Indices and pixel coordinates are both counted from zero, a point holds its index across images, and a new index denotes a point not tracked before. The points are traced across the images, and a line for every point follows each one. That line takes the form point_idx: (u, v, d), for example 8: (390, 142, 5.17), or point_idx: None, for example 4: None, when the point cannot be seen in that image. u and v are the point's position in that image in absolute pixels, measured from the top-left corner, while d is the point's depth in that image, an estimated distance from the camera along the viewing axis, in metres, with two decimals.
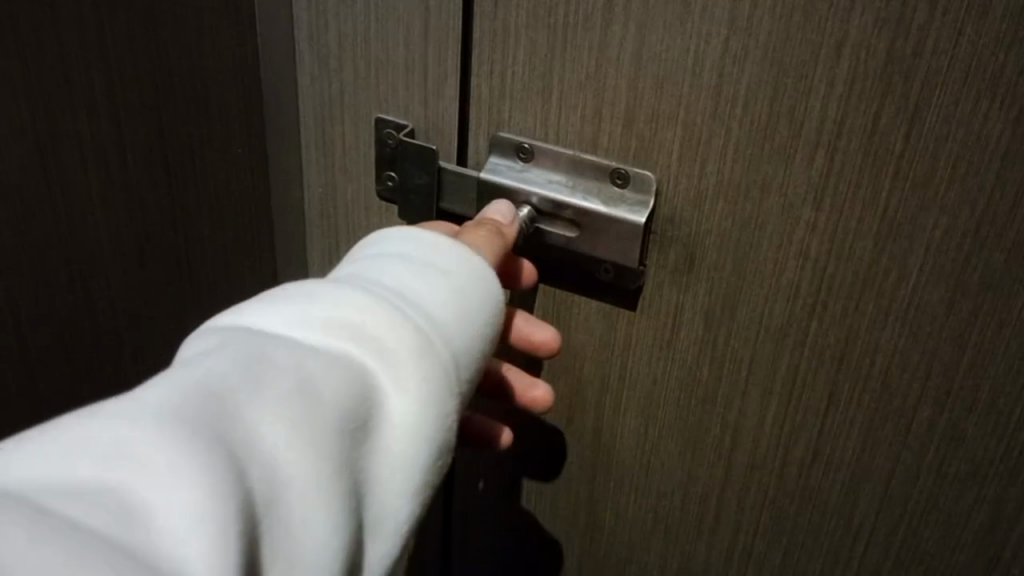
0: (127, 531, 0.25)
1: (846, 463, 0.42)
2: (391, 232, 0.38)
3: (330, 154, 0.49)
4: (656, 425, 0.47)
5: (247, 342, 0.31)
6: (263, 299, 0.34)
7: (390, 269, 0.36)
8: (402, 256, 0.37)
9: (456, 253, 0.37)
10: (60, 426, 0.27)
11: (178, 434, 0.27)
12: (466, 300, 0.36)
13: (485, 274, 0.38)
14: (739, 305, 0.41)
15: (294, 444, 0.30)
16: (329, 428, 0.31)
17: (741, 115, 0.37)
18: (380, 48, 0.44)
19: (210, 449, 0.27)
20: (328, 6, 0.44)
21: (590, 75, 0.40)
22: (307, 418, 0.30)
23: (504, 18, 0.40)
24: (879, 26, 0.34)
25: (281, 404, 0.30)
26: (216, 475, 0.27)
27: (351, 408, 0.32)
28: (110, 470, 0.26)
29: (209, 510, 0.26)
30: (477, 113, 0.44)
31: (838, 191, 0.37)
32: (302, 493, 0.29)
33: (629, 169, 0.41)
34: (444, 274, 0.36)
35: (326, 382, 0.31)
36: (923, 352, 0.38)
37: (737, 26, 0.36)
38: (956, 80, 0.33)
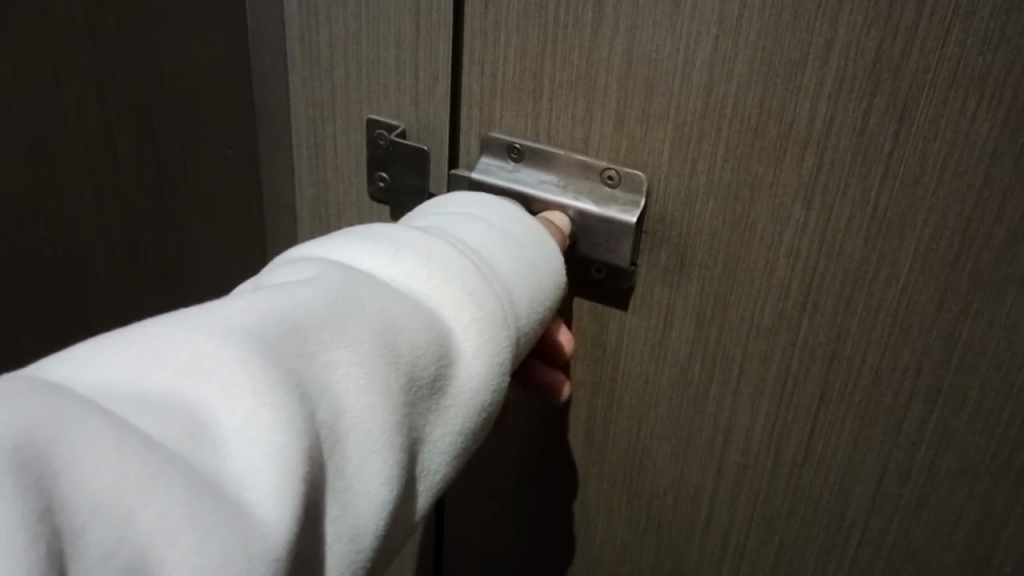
0: (193, 452, 0.26)
1: (838, 463, 0.42)
2: (466, 197, 0.40)
3: (321, 155, 0.49)
4: (648, 425, 0.47)
5: (337, 276, 0.32)
6: (351, 237, 0.35)
7: (470, 231, 0.37)
8: (478, 220, 0.38)
9: (529, 229, 0.39)
10: (155, 328, 0.28)
11: (268, 360, 0.28)
12: (526, 270, 0.37)
13: (557, 252, 0.39)
14: (730, 304, 0.41)
15: (370, 386, 0.30)
16: (400, 373, 0.31)
17: (731, 115, 0.38)
18: (371, 48, 0.44)
19: (293, 381, 0.28)
20: (320, 5, 0.45)
21: (581, 75, 0.40)
22: (378, 366, 0.30)
23: (495, 19, 0.41)
24: (867, 26, 0.34)
25: (365, 342, 0.30)
26: (293, 407, 0.27)
27: (420, 359, 0.32)
28: (190, 384, 0.26)
29: (283, 441, 0.27)
30: (468, 114, 0.44)
31: (827, 189, 0.37)
32: (367, 438, 0.30)
33: (620, 169, 0.41)
34: (517, 246, 0.37)
35: (402, 331, 0.32)
36: (913, 350, 0.38)
37: (726, 26, 0.36)
38: (944, 79, 0.34)
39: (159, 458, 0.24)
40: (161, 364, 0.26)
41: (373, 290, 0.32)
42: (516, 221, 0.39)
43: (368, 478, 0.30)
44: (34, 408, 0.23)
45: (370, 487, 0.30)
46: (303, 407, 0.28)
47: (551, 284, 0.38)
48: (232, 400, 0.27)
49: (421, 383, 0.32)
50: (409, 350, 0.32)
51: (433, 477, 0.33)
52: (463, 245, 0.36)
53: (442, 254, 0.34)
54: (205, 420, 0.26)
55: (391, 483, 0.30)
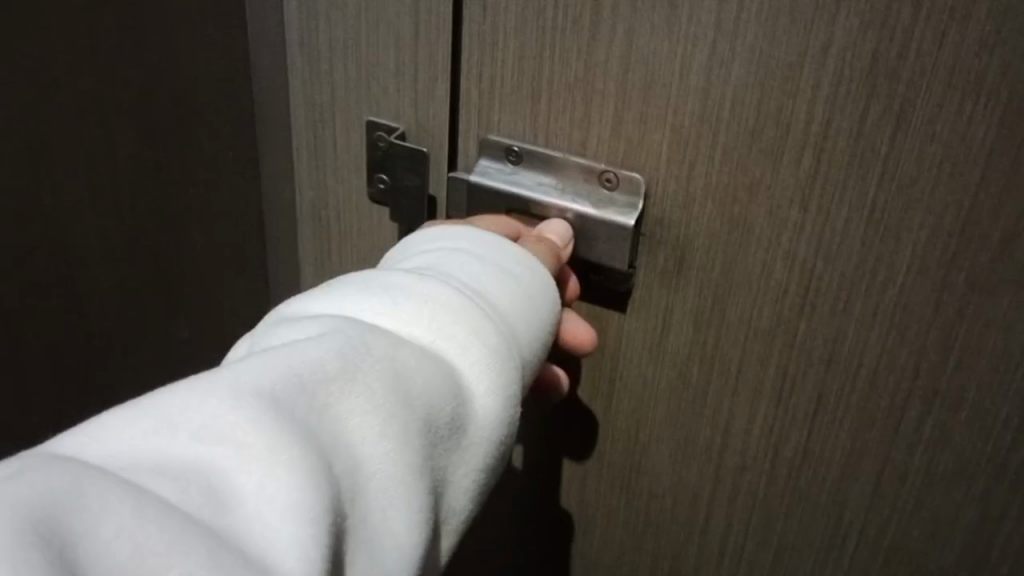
0: (216, 515, 0.26)
1: (835, 465, 0.42)
2: (455, 226, 0.39)
3: (322, 158, 0.49)
4: (645, 428, 0.46)
5: (340, 326, 0.32)
6: (344, 287, 0.34)
7: (465, 266, 0.36)
8: (475, 251, 0.38)
9: (523, 255, 0.38)
10: (161, 398, 0.27)
11: (279, 419, 0.27)
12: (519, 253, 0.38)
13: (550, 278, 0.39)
14: (728, 306, 0.41)
15: (384, 437, 0.30)
16: (417, 419, 0.31)
17: (729, 117, 0.38)
18: (370, 52, 0.44)
19: (306, 438, 0.28)
20: (319, 9, 0.44)
21: (579, 78, 0.40)
22: (393, 412, 0.30)
23: (493, 22, 0.41)
24: (863, 29, 0.35)
25: (374, 392, 0.30)
26: (309, 463, 0.27)
27: (435, 403, 0.32)
28: (206, 449, 0.26)
29: (304, 497, 0.26)
30: (467, 116, 0.44)
31: (824, 192, 0.37)
32: (388, 485, 0.29)
33: (618, 172, 0.41)
34: (515, 274, 0.37)
35: (412, 375, 0.31)
36: (910, 352, 0.38)
37: (724, 29, 0.37)
38: (940, 81, 0.34)
39: (187, 528, 0.24)
40: (173, 431, 0.26)
41: (377, 341, 0.32)
42: (510, 248, 0.38)
43: (394, 525, 0.29)
44: (50, 492, 0.23)
45: (396, 535, 0.30)
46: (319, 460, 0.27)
47: (549, 308, 0.38)
48: (250, 460, 0.26)
49: (439, 428, 0.32)
50: (421, 395, 0.31)
51: (455, 517, 0.33)
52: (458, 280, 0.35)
53: (443, 291, 0.34)
54: (222, 483, 0.26)
55: (417, 530, 0.30)
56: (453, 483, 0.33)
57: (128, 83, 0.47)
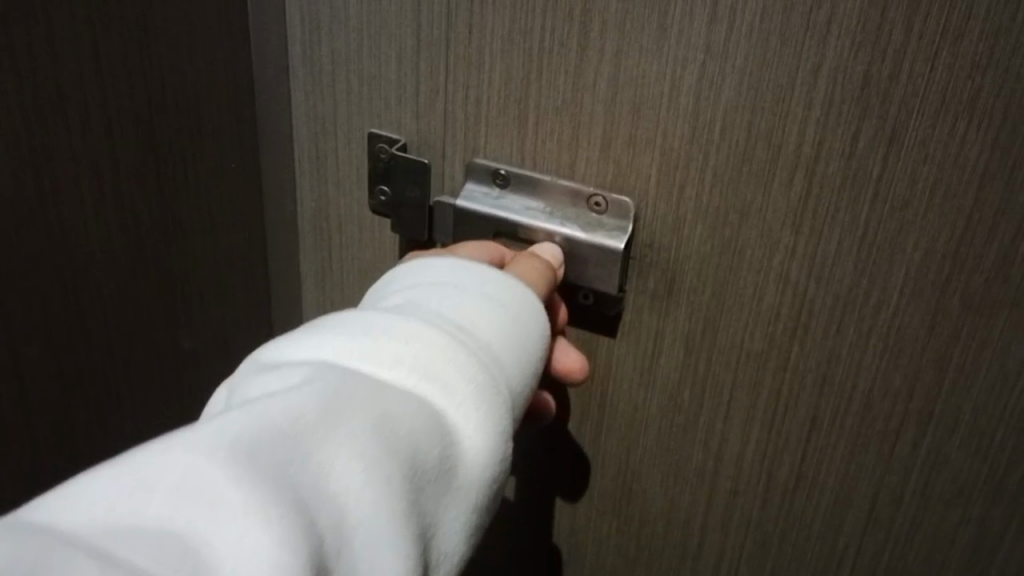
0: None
1: (830, 489, 0.42)
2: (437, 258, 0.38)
3: (323, 170, 0.48)
4: (636, 452, 0.46)
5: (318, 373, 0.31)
6: (318, 330, 0.33)
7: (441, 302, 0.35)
8: (457, 284, 0.37)
9: (502, 283, 0.37)
10: (133, 461, 0.26)
11: (255, 476, 0.26)
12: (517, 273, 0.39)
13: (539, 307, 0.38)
14: (719, 330, 0.41)
15: (371, 484, 0.29)
16: (401, 465, 0.30)
17: (719, 139, 0.38)
18: (372, 65, 0.43)
19: (284, 494, 0.27)
20: (322, 21, 0.44)
21: (568, 100, 0.40)
22: (376, 460, 0.29)
23: (479, 44, 0.40)
24: (855, 50, 0.34)
25: (355, 440, 0.29)
26: (287, 521, 0.26)
27: (420, 446, 0.31)
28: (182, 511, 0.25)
29: (285, 557, 0.25)
30: (452, 139, 0.43)
31: (817, 214, 0.37)
32: (375, 534, 0.28)
33: (607, 195, 0.41)
34: (498, 306, 0.36)
35: (395, 419, 0.30)
36: (905, 374, 0.38)
37: (714, 51, 0.36)
38: (933, 103, 0.34)
39: None
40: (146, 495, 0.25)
41: (358, 387, 0.30)
42: (487, 277, 0.37)
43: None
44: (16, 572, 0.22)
45: None
46: (299, 516, 0.26)
47: (535, 335, 0.37)
48: (227, 519, 0.25)
49: (425, 472, 0.31)
50: (405, 439, 0.30)
51: (449, 561, 0.32)
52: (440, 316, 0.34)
53: (424, 329, 0.33)
54: (202, 544, 0.25)
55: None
56: (446, 526, 0.32)
57: (144, 95, 0.43)
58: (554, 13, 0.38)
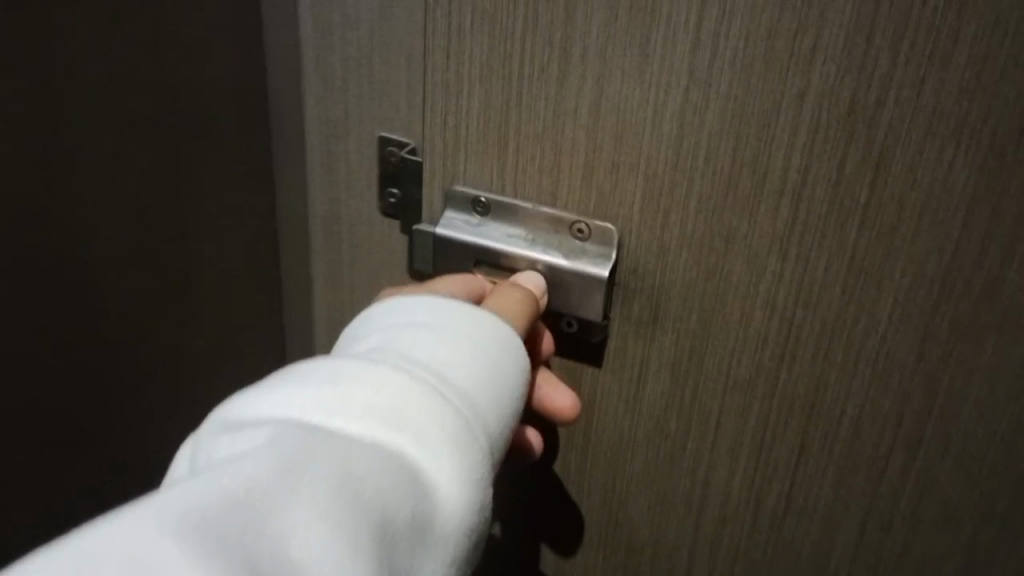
0: None
1: (819, 515, 0.41)
2: (405, 300, 0.37)
3: (335, 174, 0.46)
4: (622, 480, 0.45)
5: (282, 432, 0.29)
6: (283, 381, 0.32)
7: (411, 347, 0.34)
8: (427, 327, 0.35)
9: (475, 326, 0.36)
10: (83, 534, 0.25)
11: (210, 550, 0.25)
12: (492, 305, 0.39)
13: (509, 349, 0.37)
14: (705, 356, 0.40)
15: (340, 549, 0.27)
16: (368, 524, 0.28)
17: (703, 166, 0.37)
18: (383, 71, 0.42)
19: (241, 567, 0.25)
20: (334, 23, 0.42)
21: (549, 127, 0.39)
22: (341, 521, 0.28)
23: (457, 70, 0.40)
24: (841, 75, 0.34)
25: (319, 502, 0.28)
26: None
27: (389, 504, 0.29)
28: None
29: None
30: (431, 166, 0.43)
31: (803, 240, 0.37)
32: None
33: (590, 222, 0.40)
34: (467, 351, 0.35)
35: (362, 476, 0.29)
36: (894, 399, 0.38)
37: (697, 76, 0.36)
38: (919, 127, 0.34)
39: None
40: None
41: (324, 445, 0.29)
42: (460, 319, 0.36)
43: None
44: None
45: None
46: None
47: (510, 377, 0.36)
48: None
49: (395, 530, 0.29)
50: (372, 498, 0.29)
51: None
52: (408, 363, 0.33)
53: (391, 379, 0.32)
54: None
55: None
56: None
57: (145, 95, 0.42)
58: (534, 39, 0.38)
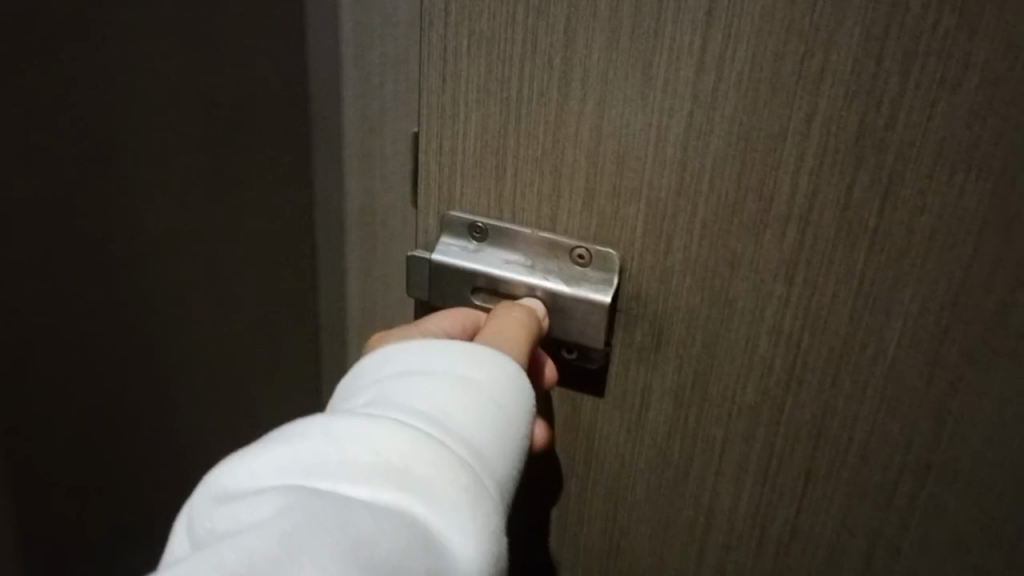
0: None
1: (825, 542, 0.41)
2: (402, 344, 0.36)
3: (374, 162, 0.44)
4: (624, 509, 0.44)
5: (287, 502, 0.29)
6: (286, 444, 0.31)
7: (414, 396, 0.34)
8: (425, 372, 0.35)
9: (479, 366, 0.35)
10: None
11: None
12: (495, 330, 0.37)
13: (513, 385, 0.36)
14: (709, 382, 0.40)
15: None
16: None
17: (708, 190, 0.37)
18: None
19: None
20: None
21: (548, 151, 0.38)
22: None
23: (455, 94, 0.39)
24: (849, 99, 0.33)
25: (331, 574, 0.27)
26: None
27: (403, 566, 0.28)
28: None
29: None
30: (426, 192, 0.42)
31: (810, 265, 0.36)
32: None
33: (591, 247, 0.39)
34: (468, 393, 0.34)
35: (373, 541, 0.28)
36: (902, 426, 0.37)
37: (702, 100, 0.35)
38: (929, 152, 0.33)
39: None
40: None
41: (330, 509, 0.29)
42: (461, 362, 0.35)
43: None
44: None
45: None
46: None
47: (517, 417, 0.35)
48: None
49: None
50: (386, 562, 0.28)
51: None
52: (410, 413, 0.32)
53: (394, 434, 0.31)
54: None
55: None
56: None
57: None
58: (533, 63, 0.37)
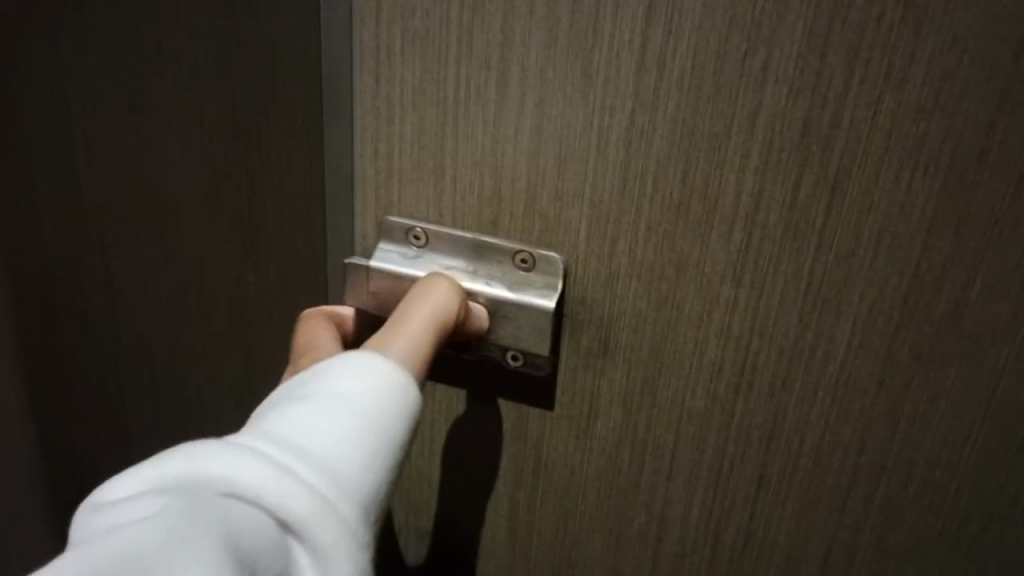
0: None
1: (781, 543, 0.41)
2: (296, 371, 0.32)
3: (370, 141, 0.39)
4: (576, 518, 0.44)
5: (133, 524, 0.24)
6: (151, 464, 0.27)
7: (300, 417, 0.29)
8: (302, 391, 0.30)
9: (376, 376, 0.31)
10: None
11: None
12: (391, 318, 0.35)
13: (397, 392, 0.31)
14: (660, 389, 0.39)
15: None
16: None
17: (652, 191, 0.35)
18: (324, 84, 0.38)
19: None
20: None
21: (488, 153, 0.37)
22: None
23: (389, 95, 0.37)
24: (793, 95, 0.32)
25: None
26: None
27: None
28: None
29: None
30: (364, 195, 0.40)
31: (758, 267, 0.35)
32: None
33: (533, 251, 0.38)
34: (347, 401, 0.30)
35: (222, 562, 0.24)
36: (855, 428, 0.37)
37: (643, 99, 0.34)
38: (876, 150, 0.32)
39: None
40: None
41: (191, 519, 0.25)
42: (355, 371, 0.31)
43: None
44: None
45: None
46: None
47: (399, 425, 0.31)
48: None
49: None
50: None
51: None
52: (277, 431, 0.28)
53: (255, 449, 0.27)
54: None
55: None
56: None
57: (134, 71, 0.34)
58: (469, 62, 0.35)
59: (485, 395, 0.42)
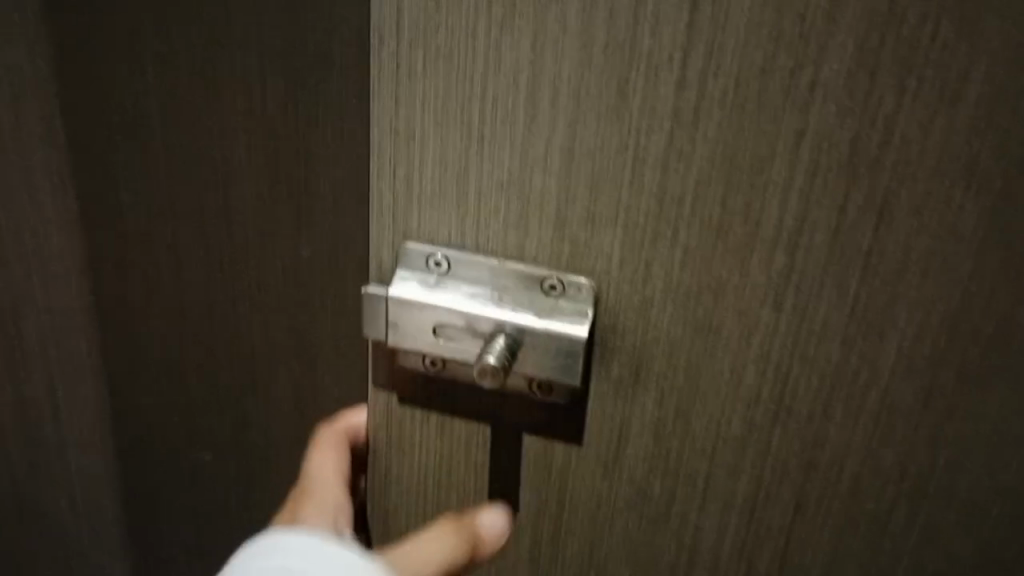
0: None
1: (817, 563, 0.41)
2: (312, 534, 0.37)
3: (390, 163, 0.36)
4: (601, 548, 0.43)
5: None
6: None
7: None
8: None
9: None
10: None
11: None
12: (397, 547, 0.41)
13: None
14: (693, 417, 0.38)
15: None
16: None
17: (690, 214, 0.34)
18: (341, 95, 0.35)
19: None
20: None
21: (513, 176, 0.35)
22: None
23: (406, 114, 0.35)
24: (842, 115, 0.31)
25: None
26: None
27: None
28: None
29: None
30: (378, 223, 0.38)
31: (801, 291, 0.34)
32: None
33: (563, 276, 0.37)
34: None
35: None
36: (897, 449, 0.37)
37: (683, 118, 0.32)
38: (926, 170, 0.32)
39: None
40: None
41: None
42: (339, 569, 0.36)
43: None
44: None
45: None
46: None
47: None
48: None
49: None
50: None
51: None
52: None
53: None
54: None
55: None
56: None
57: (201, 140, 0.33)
58: (497, 79, 0.33)
59: (509, 428, 0.40)
